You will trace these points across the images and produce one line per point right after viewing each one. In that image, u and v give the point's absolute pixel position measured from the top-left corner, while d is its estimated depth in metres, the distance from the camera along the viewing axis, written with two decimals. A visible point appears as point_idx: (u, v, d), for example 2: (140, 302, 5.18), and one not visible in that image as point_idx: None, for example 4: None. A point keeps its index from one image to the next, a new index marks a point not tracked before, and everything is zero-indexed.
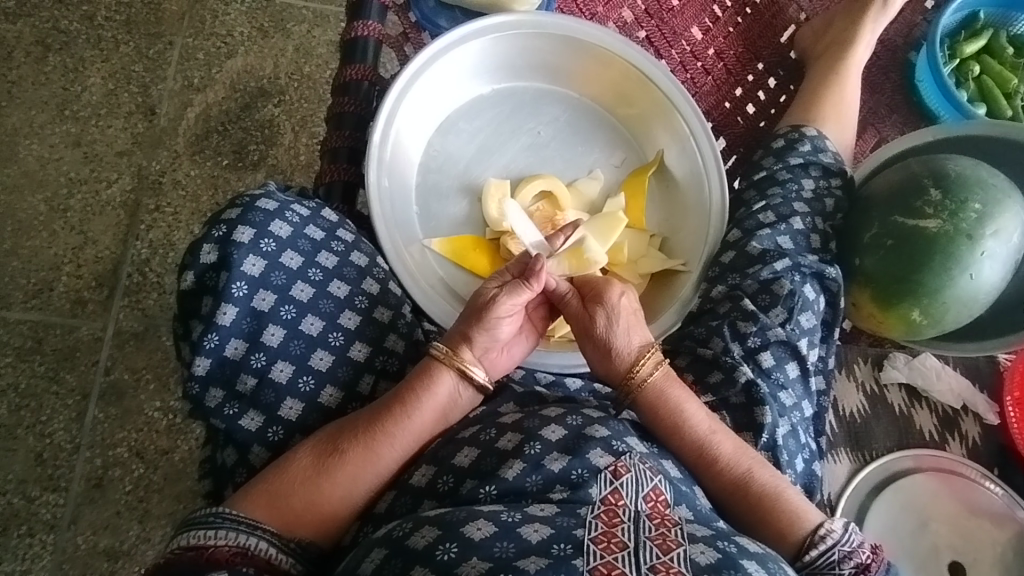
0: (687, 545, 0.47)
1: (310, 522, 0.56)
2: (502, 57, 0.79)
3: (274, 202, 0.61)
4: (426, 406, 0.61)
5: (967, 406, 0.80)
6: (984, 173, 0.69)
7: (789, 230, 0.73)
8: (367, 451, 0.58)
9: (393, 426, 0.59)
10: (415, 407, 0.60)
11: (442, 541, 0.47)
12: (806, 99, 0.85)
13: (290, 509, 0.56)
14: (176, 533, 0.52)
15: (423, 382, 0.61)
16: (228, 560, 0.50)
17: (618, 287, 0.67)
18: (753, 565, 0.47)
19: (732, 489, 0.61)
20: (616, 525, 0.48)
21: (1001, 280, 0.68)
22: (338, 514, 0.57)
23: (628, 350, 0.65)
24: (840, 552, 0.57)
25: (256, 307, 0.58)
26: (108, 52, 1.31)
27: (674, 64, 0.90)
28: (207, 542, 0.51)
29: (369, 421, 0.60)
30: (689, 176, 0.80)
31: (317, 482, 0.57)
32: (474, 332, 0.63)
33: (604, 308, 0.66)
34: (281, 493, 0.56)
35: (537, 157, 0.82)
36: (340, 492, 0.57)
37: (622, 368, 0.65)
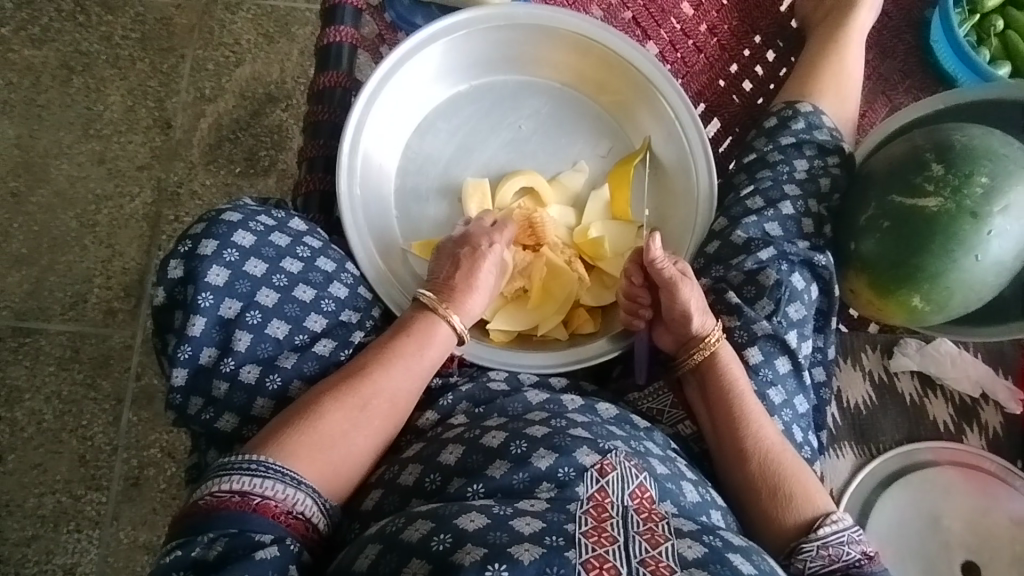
0: (676, 539, 0.47)
1: (337, 471, 0.57)
2: (477, 52, 0.78)
3: (239, 214, 0.63)
4: (432, 349, 0.64)
5: (987, 393, 0.75)
6: (995, 142, 0.63)
7: (778, 216, 0.70)
8: (380, 392, 0.61)
9: (402, 367, 0.62)
10: (419, 353, 0.64)
11: (436, 532, 0.47)
12: (803, 73, 0.80)
13: (320, 457, 0.56)
14: (212, 474, 0.53)
15: (421, 331, 0.65)
16: (272, 512, 0.52)
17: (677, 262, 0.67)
18: (739, 558, 0.48)
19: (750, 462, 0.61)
20: (605, 521, 0.47)
21: (1015, 256, 0.63)
22: (361, 462, 0.59)
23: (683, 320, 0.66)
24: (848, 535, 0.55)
25: (223, 315, 0.60)
26: (125, 70, 1.36)
27: (663, 44, 0.86)
28: (252, 490, 0.52)
29: (380, 364, 0.62)
30: (676, 162, 0.77)
31: (347, 434, 0.58)
32: (465, 279, 0.67)
33: (677, 279, 0.65)
34: (307, 438, 0.56)
35: (518, 152, 0.79)
36: (359, 438, 0.59)
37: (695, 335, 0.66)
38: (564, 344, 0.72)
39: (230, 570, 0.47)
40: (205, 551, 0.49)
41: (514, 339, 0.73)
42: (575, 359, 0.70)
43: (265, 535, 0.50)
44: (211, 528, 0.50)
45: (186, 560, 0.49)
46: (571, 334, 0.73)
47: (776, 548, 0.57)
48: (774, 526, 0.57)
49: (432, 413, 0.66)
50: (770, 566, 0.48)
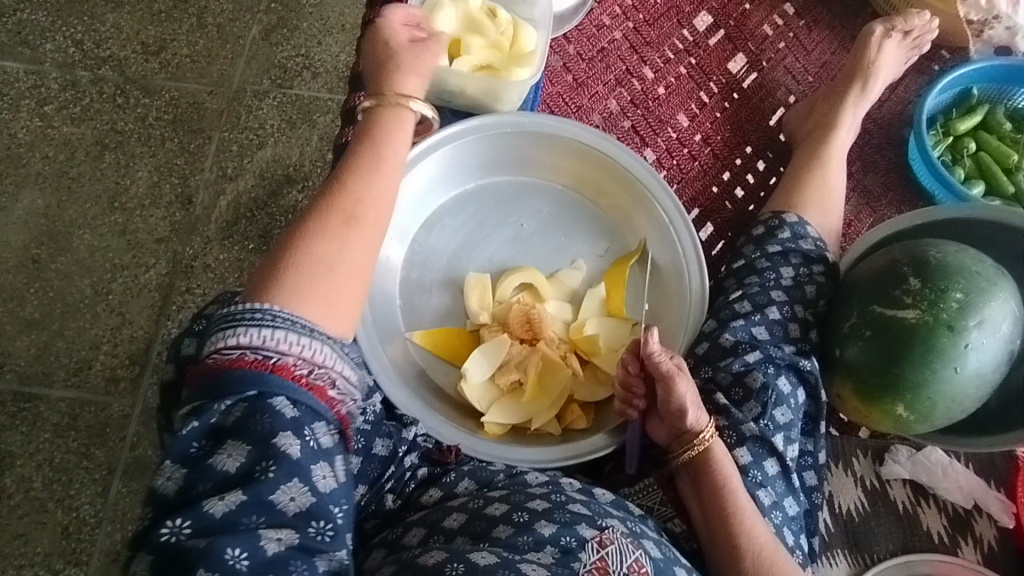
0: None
1: (341, 306, 0.57)
2: (485, 155, 0.83)
3: None
4: (396, 137, 0.67)
5: (980, 505, 0.74)
6: (969, 261, 0.66)
7: (765, 320, 0.72)
8: (369, 218, 0.61)
9: (372, 181, 0.63)
10: (389, 130, 0.67)
11: (450, 561, 0.53)
12: (789, 185, 0.85)
13: (317, 288, 0.55)
14: (221, 332, 0.50)
15: (387, 117, 0.68)
16: (286, 368, 0.50)
17: (674, 360, 0.66)
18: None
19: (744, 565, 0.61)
20: None
21: (994, 371, 0.65)
22: (360, 288, 0.58)
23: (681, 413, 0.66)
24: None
25: None
26: (155, 148, 1.44)
27: (660, 151, 0.92)
28: (265, 343, 0.50)
29: (355, 176, 0.63)
30: (671, 265, 0.80)
31: (334, 259, 0.57)
32: (406, 76, 0.71)
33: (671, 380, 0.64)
34: (302, 279, 0.55)
35: (520, 249, 0.84)
36: (351, 260, 0.58)
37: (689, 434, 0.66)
38: (556, 438, 0.73)
39: (271, 477, 0.46)
40: (226, 417, 0.48)
41: (509, 431, 0.74)
42: (566, 456, 0.70)
43: (287, 405, 0.48)
44: (227, 395, 0.48)
45: (208, 425, 0.47)
46: (564, 428, 0.75)
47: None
48: None
49: (435, 490, 0.66)
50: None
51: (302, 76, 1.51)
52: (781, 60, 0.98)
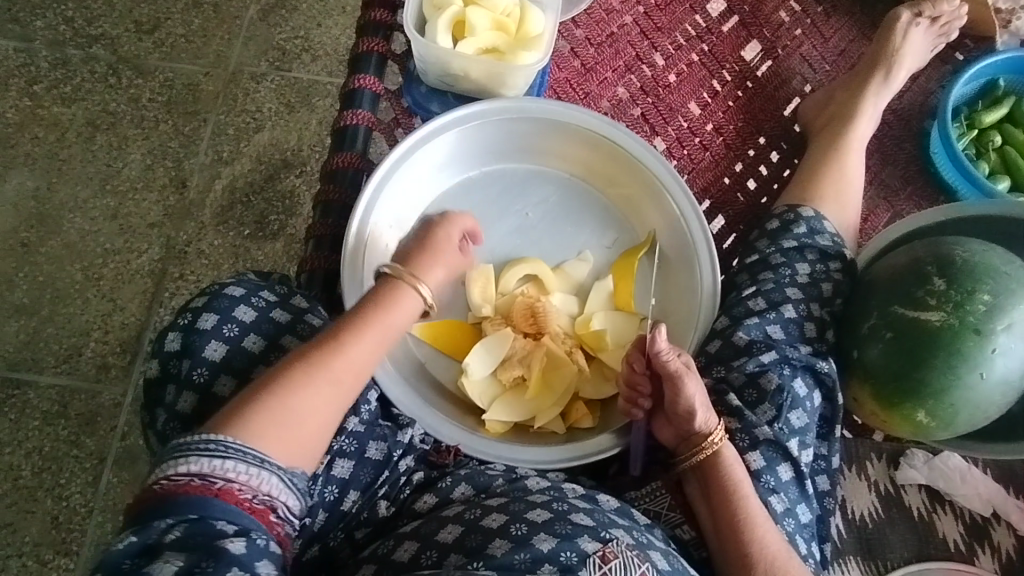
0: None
1: (297, 446, 0.53)
2: (489, 142, 0.80)
3: (241, 288, 0.63)
4: (397, 313, 0.62)
5: (999, 513, 0.72)
6: (996, 261, 0.64)
7: (780, 319, 0.69)
8: (348, 365, 0.58)
9: (361, 340, 0.59)
10: (385, 307, 0.62)
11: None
12: (804, 178, 0.81)
13: (270, 432, 0.52)
14: (169, 455, 0.49)
15: (387, 294, 0.63)
16: (234, 495, 0.48)
17: (683, 358, 0.65)
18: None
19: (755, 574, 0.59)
20: None
21: (1021, 376, 0.62)
22: (323, 432, 0.55)
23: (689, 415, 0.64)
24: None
25: (216, 392, 0.59)
26: (149, 130, 1.40)
27: (670, 141, 0.88)
28: (213, 471, 0.48)
29: (350, 332, 0.59)
30: (681, 258, 0.77)
31: (303, 400, 0.54)
32: (425, 258, 0.70)
33: (680, 378, 0.63)
34: (267, 411, 0.52)
35: (524, 239, 0.81)
36: (317, 413, 0.55)
37: (698, 437, 0.64)
38: (560, 438, 0.71)
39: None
40: (163, 536, 0.46)
41: (510, 429, 0.72)
42: (570, 456, 0.67)
43: (228, 525, 0.47)
44: (169, 515, 0.46)
45: (141, 545, 0.46)
46: (568, 427, 0.72)
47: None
48: None
49: (430, 496, 0.65)
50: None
51: (301, 57, 1.46)
52: (797, 47, 0.94)
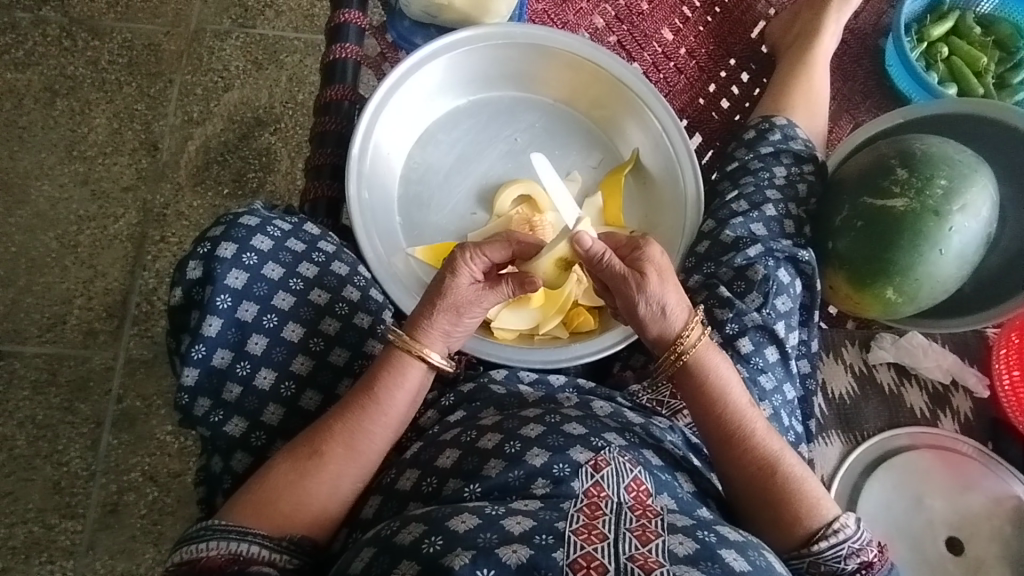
0: (667, 535, 0.41)
1: (304, 520, 0.52)
2: (475, 70, 0.82)
3: (256, 218, 0.63)
4: (395, 384, 0.57)
5: (957, 380, 0.81)
6: (951, 150, 0.70)
7: (762, 217, 0.75)
8: (345, 441, 0.55)
9: (369, 423, 0.56)
10: (390, 388, 0.57)
11: (428, 534, 0.41)
12: (775, 92, 0.87)
13: (279, 512, 0.52)
14: (173, 549, 0.50)
15: (388, 372, 0.57)
16: (221, 567, 0.47)
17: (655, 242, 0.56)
18: (732, 554, 0.40)
19: (758, 466, 0.55)
20: (597, 518, 0.41)
21: (975, 253, 0.69)
22: (332, 503, 0.54)
23: (677, 315, 0.56)
24: (848, 548, 0.52)
25: (239, 317, 0.60)
26: (112, 93, 1.30)
27: (647, 65, 0.92)
28: (199, 555, 0.48)
29: (343, 411, 0.56)
30: (663, 170, 0.81)
31: (299, 483, 0.53)
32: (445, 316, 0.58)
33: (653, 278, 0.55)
34: (261, 490, 0.52)
35: (515, 163, 0.83)
36: (327, 490, 0.54)
37: (672, 333, 0.57)
38: (564, 342, 0.73)
39: None
40: None
41: (515, 337, 0.73)
42: (577, 354, 0.71)
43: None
44: None
45: None
46: (571, 333, 0.74)
47: (791, 547, 0.53)
48: (778, 529, 0.53)
49: (433, 411, 0.64)
50: (768, 562, 0.42)
51: (264, 14, 1.36)
52: None
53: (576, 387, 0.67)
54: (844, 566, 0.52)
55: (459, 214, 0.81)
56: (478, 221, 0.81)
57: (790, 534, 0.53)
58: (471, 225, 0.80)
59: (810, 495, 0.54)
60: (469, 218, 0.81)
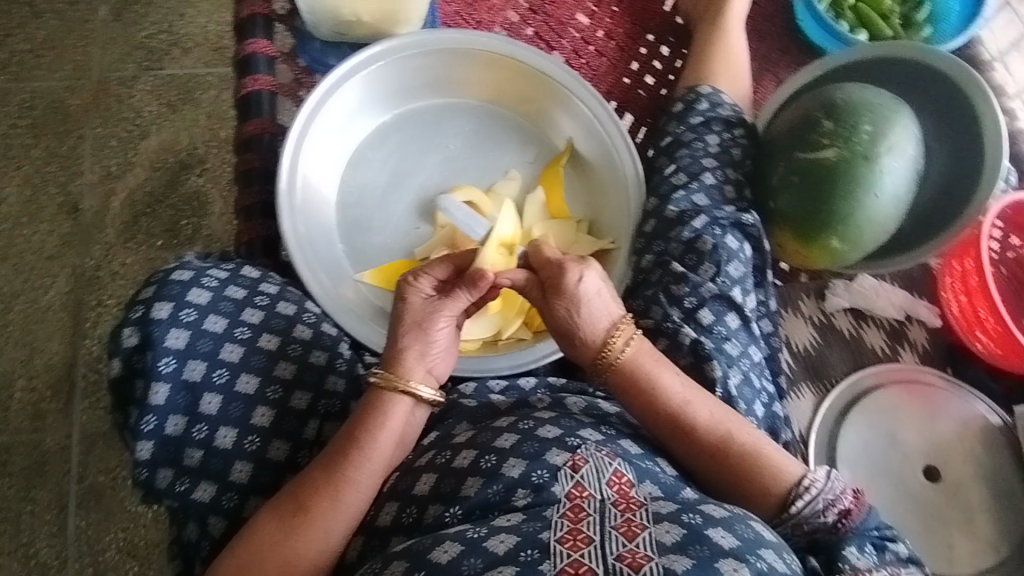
0: (652, 526, 0.40)
1: None
2: (395, 84, 0.80)
3: (188, 272, 0.60)
4: (378, 428, 0.54)
5: (910, 314, 0.83)
6: (871, 95, 0.72)
7: (702, 187, 0.75)
8: (331, 493, 0.52)
9: (353, 471, 0.52)
10: (374, 431, 0.53)
11: (411, 572, 0.40)
12: (695, 62, 0.88)
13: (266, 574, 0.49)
14: None
15: (371, 416, 0.54)
16: None
17: (574, 270, 0.55)
18: (721, 533, 0.39)
19: (708, 451, 0.53)
20: (582, 520, 0.40)
21: (907, 192, 0.71)
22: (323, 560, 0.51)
23: (594, 330, 0.55)
24: (822, 500, 0.49)
25: (188, 379, 0.56)
26: (19, 159, 1.22)
27: (567, 53, 0.92)
28: None
29: (325, 463, 0.53)
30: (601, 156, 0.81)
31: (285, 543, 0.50)
32: (411, 342, 0.56)
33: (565, 299, 0.55)
34: (243, 554, 0.50)
35: (452, 171, 0.82)
36: (316, 547, 0.51)
37: (591, 350, 0.56)
38: (529, 342, 0.71)
39: None
40: None
41: (479, 347, 0.71)
42: (544, 354, 0.69)
43: None
44: None
45: None
46: (536, 331, 0.72)
47: (771, 515, 0.50)
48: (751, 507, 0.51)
49: None
50: (757, 533, 0.41)
51: (170, 53, 1.28)
52: None
53: (547, 387, 0.66)
54: (825, 520, 0.49)
55: (397, 231, 0.79)
56: (418, 235, 0.79)
57: (766, 505, 0.50)
58: (412, 241, 0.78)
59: (770, 462, 0.51)
60: (408, 234, 0.78)
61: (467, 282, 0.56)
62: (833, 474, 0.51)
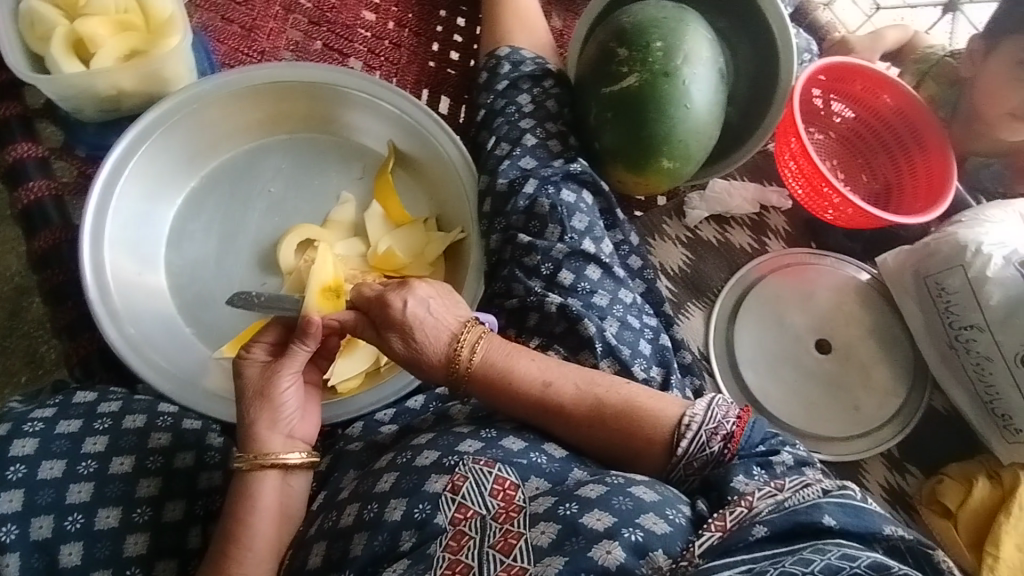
0: (529, 531, 0.40)
1: None
2: (189, 145, 0.75)
3: (5, 424, 0.54)
4: (253, 514, 0.50)
5: (765, 205, 0.85)
6: (655, 12, 0.72)
7: (526, 151, 0.73)
8: None
9: (239, 567, 0.48)
10: (249, 519, 0.50)
11: None
12: (490, 26, 0.86)
13: None
14: None
15: (242, 503, 0.51)
16: None
17: (395, 298, 0.54)
18: (596, 515, 0.39)
19: (585, 425, 0.52)
20: (463, 548, 0.40)
21: (716, 93, 0.72)
22: None
23: (438, 347, 0.54)
24: (704, 432, 0.49)
25: (36, 539, 0.50)
26: None
27: (363, 56, 0.87)
28: None
29: (209, 571, 0.49)
30: (426, 151, 0.78)
31: None
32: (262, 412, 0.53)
33: (396, 329, 0.54)
34: None
35: (282, 214, 0.77)
36: None
37: (443, 367, 0.54)
38: None
39: None
40: None
41: (363, 380, 0.67)
42: None
43: None
44: None
45: None
46: None
47: (663, 463, 0.50)
48: (642, 462, 0.51)
49: None
50: (629, 496, 0.41)
51: None
52: None
53: (438, 400, 0.62)
54: (711, 450, 0.49)
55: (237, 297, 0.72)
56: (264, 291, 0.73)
57: (655, 455, 0.51)
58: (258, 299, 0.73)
59: (646, 412, 0.51)
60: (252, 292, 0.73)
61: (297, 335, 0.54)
62: (713, 402, 0.51)
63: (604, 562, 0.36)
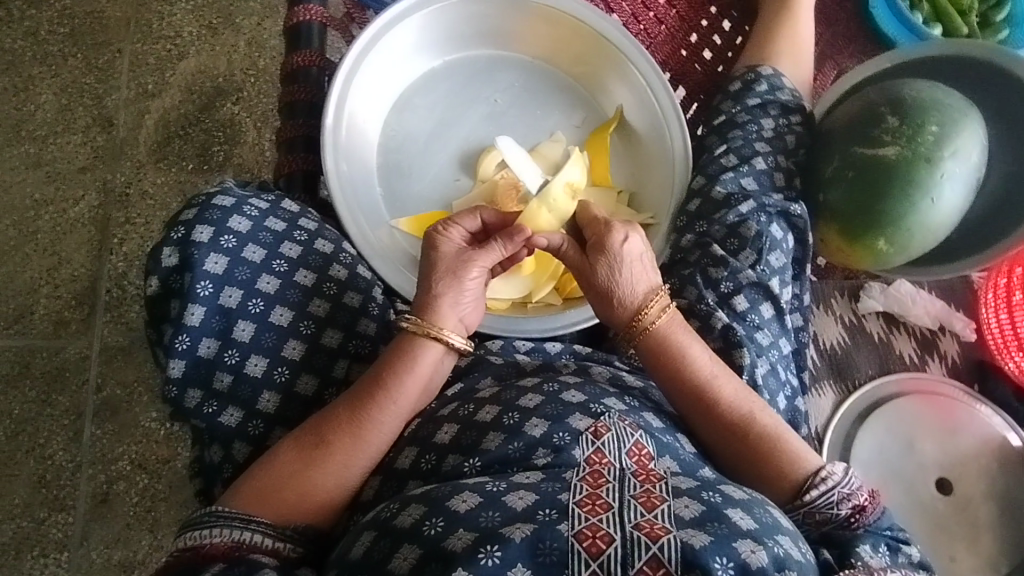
0: (672, 500, 0.41)
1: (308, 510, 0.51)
2: (448, 28, 0.78)
3: (231, 198, 0.60)
4: (406, 372, 0.55)
5: (943, 325, 0.82)
6: (941, 94, 0.69)
7: (752, 171, 0.74)
8: (355, 430, 0.53)
9: (378, 412, 0.54)
10: (402, 375, 0.55)
11: (428, 516, 0.41)
12: (759, 39, 0.84)
13: (285, 500, 0.50)
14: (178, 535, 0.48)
15: (401, 360, 0.55)
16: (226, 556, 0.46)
17: (620, 231, 0.58)
18: (738, 513, 0.40)
19: (728, 428, 0.55)
20: (601, 487, 0.41)
21: (965, 198, 0.69)
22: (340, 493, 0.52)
23: (633, 295, 0.58)
24: (840, 494, 0.51)
25: (223, 304, 0.57)
26: (57, 67, 1.18)
27: (626, 16, 0.88)
28: (201, 542, 0.46)
29: (348, 401, 0.54)
30: (650, 128, 0.78)
31: (306, 472, 0.52)
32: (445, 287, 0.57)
33: (607, 258, 0.57)
34: (263, 479, 0.51)
35: (497, 126, 0.79)
36: (334, 479, 0.52)
37: (628, 313, 0.58)
38: (558, 308, 0.70)
39: None
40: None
41: (509, 306, 0.70)
42: (572, 322, 0.68)
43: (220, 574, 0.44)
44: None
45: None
46: (565, 297, 0.72)
47: (785, 501, 0.52)
48: (764, 487, 0.53)
49: None
50: (773, 518, 0.42)
51: None
52: None
53: (573, 354, 0.66)
54: (838, 512, 0.50)
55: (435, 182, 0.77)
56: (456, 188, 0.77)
57: (779, 489, 0.53)
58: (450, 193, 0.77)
59: (788, 447, 0.54)
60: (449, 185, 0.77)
61: (504, 234, 0.57)
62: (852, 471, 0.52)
63: (746, 557, 0.37)
